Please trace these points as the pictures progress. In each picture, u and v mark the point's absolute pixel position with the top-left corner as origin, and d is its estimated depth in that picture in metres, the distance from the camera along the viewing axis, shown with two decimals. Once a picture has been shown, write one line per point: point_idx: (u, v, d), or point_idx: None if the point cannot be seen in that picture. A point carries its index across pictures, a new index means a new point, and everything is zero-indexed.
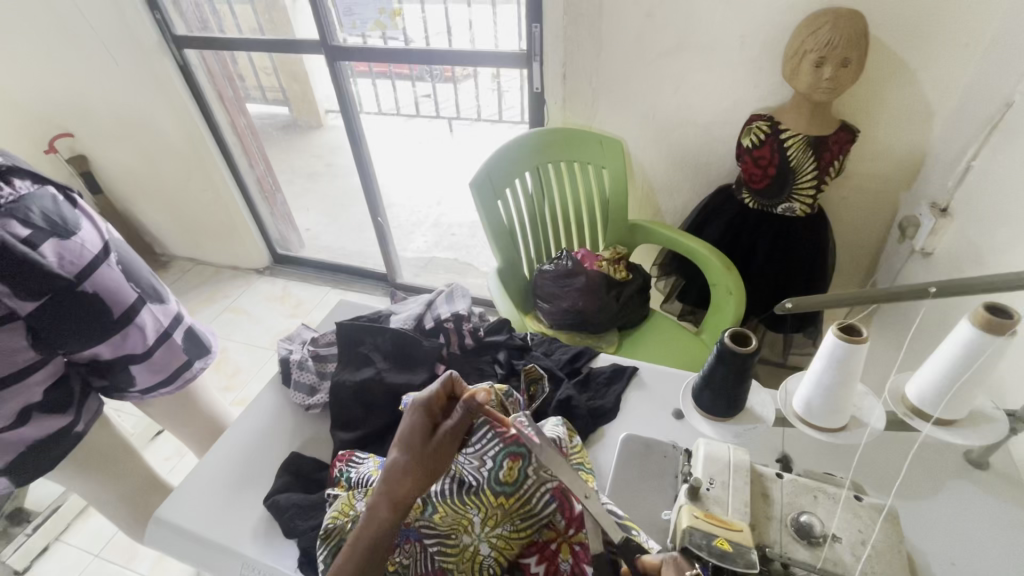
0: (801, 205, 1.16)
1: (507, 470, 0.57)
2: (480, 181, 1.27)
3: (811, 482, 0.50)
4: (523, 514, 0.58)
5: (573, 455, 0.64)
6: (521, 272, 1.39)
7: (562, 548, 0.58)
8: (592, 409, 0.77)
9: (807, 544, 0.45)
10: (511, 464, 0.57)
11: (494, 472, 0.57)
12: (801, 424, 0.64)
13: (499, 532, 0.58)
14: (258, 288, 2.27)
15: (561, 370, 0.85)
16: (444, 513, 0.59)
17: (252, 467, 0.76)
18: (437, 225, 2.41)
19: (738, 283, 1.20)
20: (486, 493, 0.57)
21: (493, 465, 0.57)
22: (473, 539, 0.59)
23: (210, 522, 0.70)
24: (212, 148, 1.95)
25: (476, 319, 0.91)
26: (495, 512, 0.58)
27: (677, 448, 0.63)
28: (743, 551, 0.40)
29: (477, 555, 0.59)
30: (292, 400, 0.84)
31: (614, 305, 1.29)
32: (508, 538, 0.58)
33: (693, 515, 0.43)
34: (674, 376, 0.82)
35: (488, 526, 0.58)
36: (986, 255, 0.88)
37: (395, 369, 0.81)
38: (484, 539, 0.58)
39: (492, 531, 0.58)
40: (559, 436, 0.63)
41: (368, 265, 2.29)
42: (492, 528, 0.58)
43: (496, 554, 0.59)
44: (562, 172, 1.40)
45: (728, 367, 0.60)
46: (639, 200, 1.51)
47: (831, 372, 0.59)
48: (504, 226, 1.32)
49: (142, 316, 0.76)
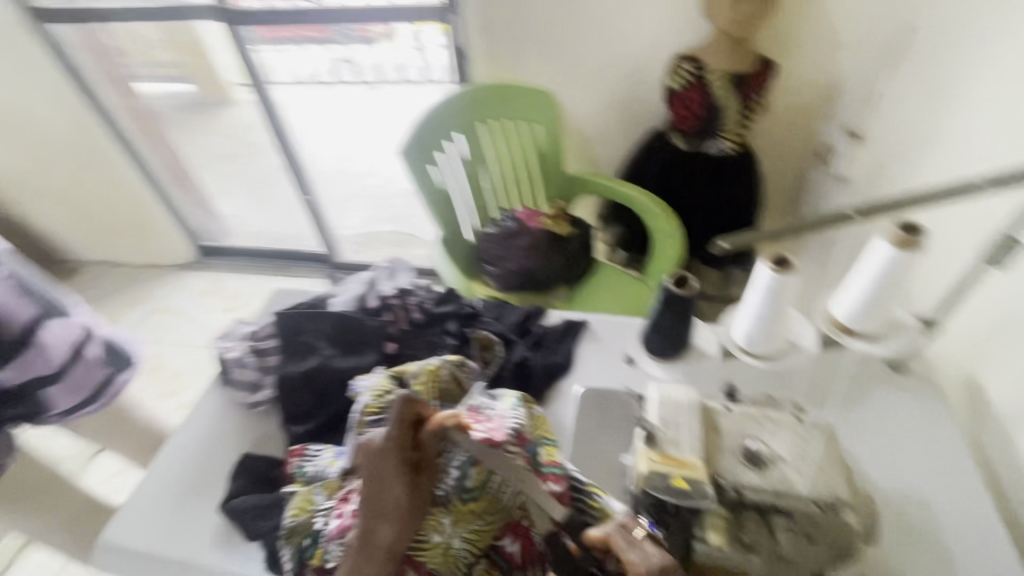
0: (730, 143, 1.20)
1: (475, 476, 0.56)
2: (409, 148, 1.21)
3: (755, 410, 0.53)
4: (492, 509, 0.58)
5: (535, 431, 0.60)
6: (464, 238, 1.36)
7: (531, 525, 0.60)
8: (548, 367, 0.78)
9: (756, 469, 0.48)
10: (478, 469, 0.56)
11: (462, 480, 0.56)
12: (741, 352, 0.68)
13: (472, 527, 0.57)
14: (185, 284, 2.11)
15: (513, 332, 0.84)
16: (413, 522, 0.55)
17: (202, 475, 0.72)
18: (373, 198, 2.22)
19: (676, 228, 1.23)
20: (456, 502, 0.56)
21: (460, 474, 0.56)
22: (445, 536, 0.56)
23: (164, 539, 0.67)
24: (106, 137, 1.75)
25: (422, 292, 0.88)
26: (466, 512, 0.56)
27: (630, 394, 0.65)
28: (696, 487, 0.43)
29: (449, 550, 0.56)
30: (236, 400, 0.79)
31: (560, 261, 1.29)
32: (481, 531, 0.57)
33: (650, 459, 0.46)
34: (624, 325, 0.84)
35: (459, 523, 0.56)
36: (895, 175, 0.93)
37: (343, 354, 0.78)
38: (457, 536, 0.56)
39: (464, 530, 0.57)
40: (519, 422, 0.57)
41: (305, 247, 2.18)
42: (464, 526, 0.57)
43: (469, 546, 0.57)
44: (494, 131, 1.36)
45: (670, 308, 0.64)
46: (575, 153, 1.49)
47: (765, 303, 0.62)
48: (441, 193, 1.28)
49: (46, 332, 0.69)
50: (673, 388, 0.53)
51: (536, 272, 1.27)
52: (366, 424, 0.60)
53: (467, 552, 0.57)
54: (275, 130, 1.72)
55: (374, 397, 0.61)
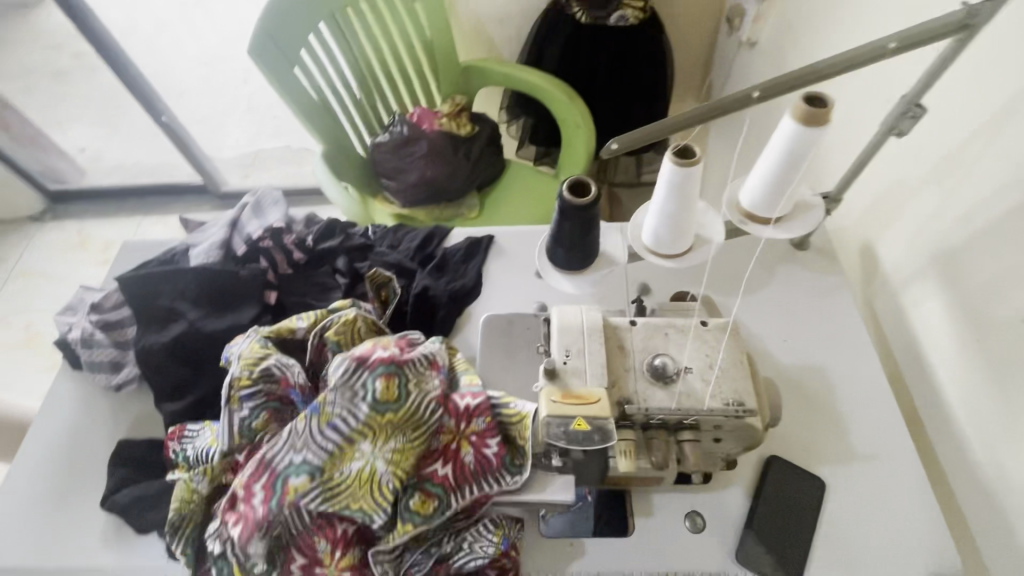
0: (634, 12, 1.10)
1: (387, 386, 0.48)
2: (263, 46, 0.99)
3: (662, 320, 0.49)
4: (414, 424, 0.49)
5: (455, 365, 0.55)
6: (354, 151, 1.19)
7: (460, 444, 0.51)
8: (453, 294, 0.72)
9: (663, 385, 0.46)
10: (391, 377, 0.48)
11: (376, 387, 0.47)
12: (652, 256, 0.63)
13: (393, 445, 0.48)
14: (40, 238, 1.79)
15: (412, 260, 0.76)
16: (319, 458, 0.46)
17: (71, 473, 0.63)
18: (252, 110, 1.96)
19: (584, 116, 1.13)
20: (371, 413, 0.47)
21: (371, 382, 0.47)
22: (364, 459, 0.47)
23: (39, 552, 0.59)
24: None
25: (300, 227, 0.77)
26: (380, 430, 0.47)
27: (539, 315, 0.60)
28: (601, 426, 0.41)
29: (372, 478, 0.47)
30: (97, 384, 0.68)
31: (465, 166, 1.18)
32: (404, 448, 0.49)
33: (551, 400, 0.42)
34: (530, 235, 0.78)
35: (376, 446, 0.47)
36: (802, 34, 0.87)
37: (214, 314, 0.68)
38: (378, 457, 0.47)
39: (382, 452, 0.47)
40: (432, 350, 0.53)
41: (180, 178, 1.89)
42: (385, 443, 0.48)
43: (394, 471, 0.48)
44: (367, 16, 1.14)
45: (573, 221, 0.56)
46: (467, 37, 1.31)
47: (671, 201, 0.57)
48: (316, 99, 1.09)
49: None
50: (575, 310, 0.48)
51: (441, 182, 1.16)
52: (240, 398, 0.52)
53: (392, 478, 0.48)
54: None
55: (245, 366, 0.53)
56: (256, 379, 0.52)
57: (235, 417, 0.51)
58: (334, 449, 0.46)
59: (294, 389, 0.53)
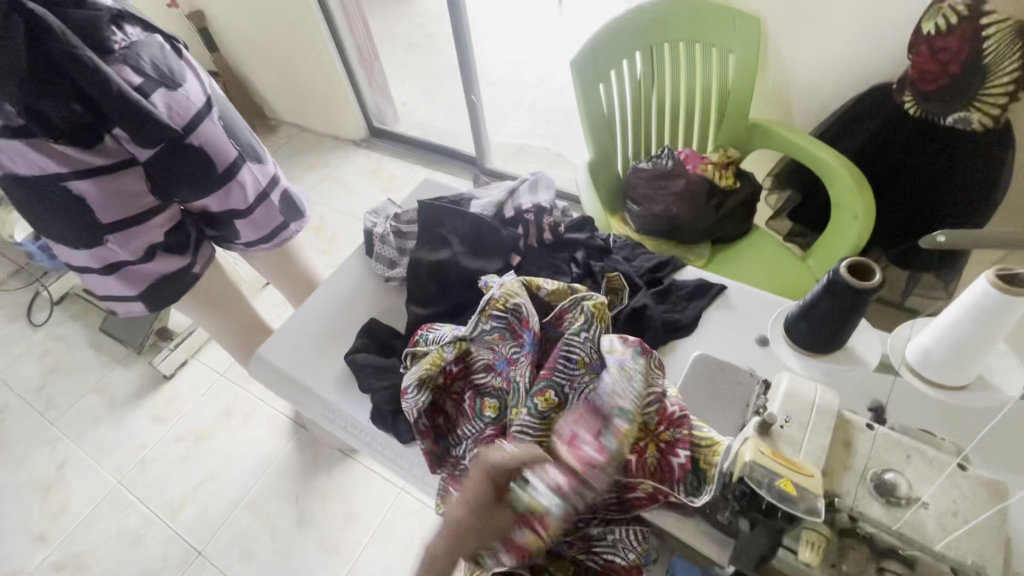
0: (981, 116, 0.93)
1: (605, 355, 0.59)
2: (584, 60, 1.13)
3: (907, 440, 0.44)
4: None
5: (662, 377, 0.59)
6: (614, 168, 1.28)
7: (649, 444, 0.53)
8: (668, 322, 0.73)
9: (884, 503, 0.41)
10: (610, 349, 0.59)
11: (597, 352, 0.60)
12: (912, 377, 0.56)
13: None
14: (353, 158, 2.33)
15: (640, 278, 0.80)
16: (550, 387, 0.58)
17: (336, 327, 0.82)
18: (532, 109, 2.34)
19: (868, 208, 1.03)
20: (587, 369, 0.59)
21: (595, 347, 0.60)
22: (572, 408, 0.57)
23: (301, 369, 0.78)
24: (315, 8, 1.91)
25: (558, 214, 0.87)
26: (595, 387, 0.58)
27: (755, 377, 0.57)
28: (808, 497, 0.37)
29: None
30: (374, 272, 0.87)
31: (713, 215, 1.17)
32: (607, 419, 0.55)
33: (759, 451, 0.40)
34: (769, 301, 0.74)
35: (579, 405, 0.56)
36: None
37: (471, 255, 0.81)
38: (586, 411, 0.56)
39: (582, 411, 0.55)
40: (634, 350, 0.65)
41: (459, 146, 2.25)
42: None
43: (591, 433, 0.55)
44: (679, 55, 1.21)
45: (834, 299, 0.54)
46: (766, 97, 1.29)
47: (967, 324, 0.50)
48: (604, 114, 1.20)
49: (243, 173, 0.81)
50: (812, 385, 0.46)
51: (682, 221, 1.16)
52: (490, 315, 0.64)
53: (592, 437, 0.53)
54: (457, 22, 1.73)
55: (505, 293, 0.65)
56: (508, 308, 0.64)
57: (479, 327, 0.64)
58: (558, 385, 0.58)
59: (530, 331, 0.63)
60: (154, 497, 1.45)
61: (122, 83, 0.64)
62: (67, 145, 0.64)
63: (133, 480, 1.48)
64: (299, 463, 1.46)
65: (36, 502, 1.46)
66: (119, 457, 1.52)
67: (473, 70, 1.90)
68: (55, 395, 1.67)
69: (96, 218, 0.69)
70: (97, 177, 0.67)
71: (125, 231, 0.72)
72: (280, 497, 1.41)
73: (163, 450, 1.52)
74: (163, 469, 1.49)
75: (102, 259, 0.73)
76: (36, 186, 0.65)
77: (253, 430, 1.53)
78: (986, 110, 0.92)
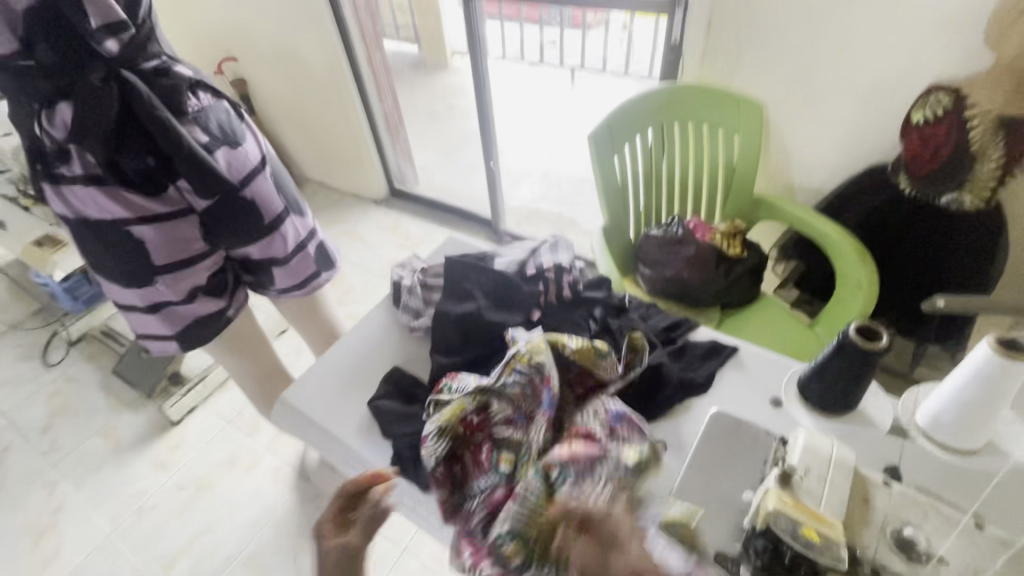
0: (973, 198, 1.00)
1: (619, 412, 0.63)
2: (600, 135, 1.23)
3: (924, 498, 0.45)
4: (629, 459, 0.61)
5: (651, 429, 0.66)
6: (627, 234, 1.34)
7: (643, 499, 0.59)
8: (683, 380, 0.76)
9: (905, 558, 0.42)
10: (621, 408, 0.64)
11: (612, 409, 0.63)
12: (925, 441, 0.58)
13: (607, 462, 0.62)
14: (373, 216, 2.43)
15: (655, 336, 0.84)
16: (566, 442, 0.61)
17: (359, 373, 0.85)
18: (545, 176, 2.47)
19: (871, 278, 1.08)
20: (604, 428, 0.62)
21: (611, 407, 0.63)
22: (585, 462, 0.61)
23: (324, 413, 0.80)
24: (350, 81, 2.08)
25: (576, 273, 0.92)
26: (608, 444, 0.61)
27: (771, 435, 0.59)
28: (832, 546, 0.39)
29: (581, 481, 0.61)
30: (400, 321, 0.91)
31: (722, 281, 1.21)
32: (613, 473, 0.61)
33: (780, 500, 0.42)
34: (781, 363, 0.77)
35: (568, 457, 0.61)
36: None
37: (494, 308, 0.84)
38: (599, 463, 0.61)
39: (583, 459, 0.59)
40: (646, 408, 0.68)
41: (475, 208, 2.36)
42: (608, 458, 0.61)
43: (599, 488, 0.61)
44: (688, 133, 1.31)
45: (845, 360, 0.57)
46: (770, 174, 1.38)
47: (972, 389, 0.53)
48: (617, 184, 1.28)
49: (286, 225, 0.87)
50: (829, 440, 0.48)
51: (692, 285, 1.21)
52: (513, 367, 0.66)
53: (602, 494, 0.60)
54: (480, 97, 1.87)
55: (529, 348, 0.67)
56: (531, 364, 0.66)
57: (501, 379, 0.66)
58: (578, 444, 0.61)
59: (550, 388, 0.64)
60: (148, 548, 1.41)
61: (193, 142, 0.71)
62: (137, 194, 0.70)
63: (128, 529, 1.44)
64: (300, 517, 1.42)
65: (26, 548, 1.42)
66: (117, 504, 1.49)
67: (493, 139, 2.03)
68: (60, 436, 1.66)
69: (151, 261, 0.74)
70: (158, 224, 0.73)
71: (174, 274, 0.77)
72: (278, 553, 1.37)
73: (163, 498, 1.50)
74: (160, 518, 1.45)
75: (149, 299, 0.77)
76: (102, 230, 0.71)
77: (255, 480, 1.51)
78: (977, 193, 0.99)
